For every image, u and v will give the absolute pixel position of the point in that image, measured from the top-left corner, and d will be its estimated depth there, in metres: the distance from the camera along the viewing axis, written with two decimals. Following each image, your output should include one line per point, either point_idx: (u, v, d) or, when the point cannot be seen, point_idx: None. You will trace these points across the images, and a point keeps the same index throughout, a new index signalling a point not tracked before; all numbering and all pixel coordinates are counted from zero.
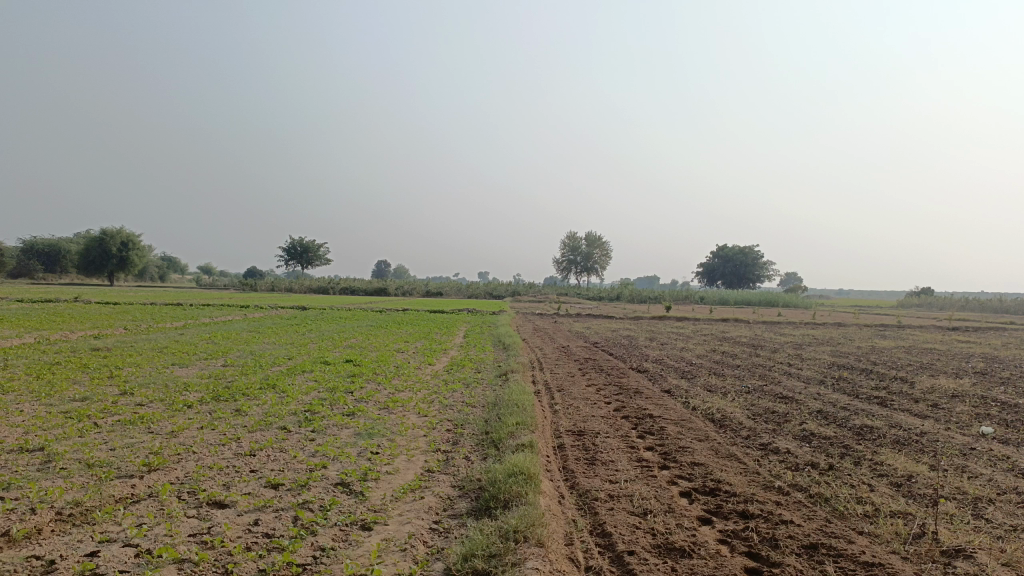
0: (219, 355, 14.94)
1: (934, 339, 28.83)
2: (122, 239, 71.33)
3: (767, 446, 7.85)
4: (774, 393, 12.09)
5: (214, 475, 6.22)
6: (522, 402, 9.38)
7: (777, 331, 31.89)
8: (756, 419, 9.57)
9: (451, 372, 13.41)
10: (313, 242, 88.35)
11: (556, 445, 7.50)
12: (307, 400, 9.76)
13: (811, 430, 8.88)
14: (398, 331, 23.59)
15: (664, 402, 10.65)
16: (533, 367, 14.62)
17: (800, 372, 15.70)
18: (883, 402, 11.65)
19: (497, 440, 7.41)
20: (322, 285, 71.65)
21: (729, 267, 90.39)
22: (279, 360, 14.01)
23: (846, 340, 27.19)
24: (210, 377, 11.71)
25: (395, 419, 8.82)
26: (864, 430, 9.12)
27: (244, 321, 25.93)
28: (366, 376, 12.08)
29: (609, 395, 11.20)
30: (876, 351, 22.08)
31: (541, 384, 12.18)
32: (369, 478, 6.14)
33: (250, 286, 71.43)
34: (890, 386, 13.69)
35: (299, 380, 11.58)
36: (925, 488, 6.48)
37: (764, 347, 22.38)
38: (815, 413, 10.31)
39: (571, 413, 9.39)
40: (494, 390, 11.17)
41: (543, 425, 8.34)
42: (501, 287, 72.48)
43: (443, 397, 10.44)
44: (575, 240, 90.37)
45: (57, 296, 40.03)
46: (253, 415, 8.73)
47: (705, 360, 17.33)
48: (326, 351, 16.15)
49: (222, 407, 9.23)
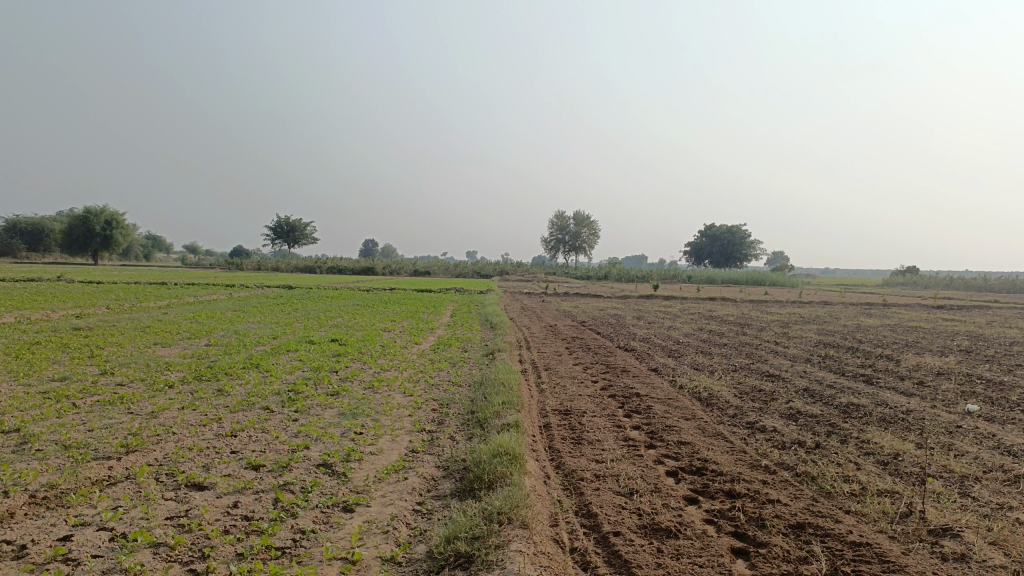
0: (203, 334, 14.78)
1: (920, 318, 29.00)
2: (106, 218, 70.68)
3: (755, 425, 7.81)
4: (761, 371, 12.08)
5: (194, 456, 6.11)
6: (508, 381, 9.31)
7: (765, 309, 31.97)
8: (744, 398, 9.53)
9: (437, 351, 13.31)
10: (299, 221, 87.75)
11: (542, 424, 7.43)
12: (291, 379, 9.65)
13: (798, 409, 8.86)
14: (384, 310, 23.46)
15: (651, 381, 10.60)
16: (520, 346, 14.55)
17: (787, 350, 15.70)
18: (869, 380, 11.66)
19: (482, 420, 7.33)
20: (309, 264, 71.31)
21: (716, 245, 90.55)
22: (264, 339, 13.87)
23: (833, 318, 27.28)
24: (193, 357, 11.57)
25: (379, 398, 8.72)
26: (851, 408, 9.11)
27: (229, 300, 25.72)
28: (352, 356, 11.97)
29: (596, 374, 11.14)
30: (862, 329, 22.15)
31: (528, 363, 12.11)
32: (351, 459, 6.05)
33: (236, 265, 70.96)
34: (876, 364, 13.71)
35: (284, 360, 11.45)
36: (911, 466, 6.46)
37: (751, 325, 22.40)
38: (802, 391, 10.30)
39: (557, 392, 9.32)
40: (480, 370, 11.08)
41: (529, 404, 8.27)
42: (490, 266, 72.39)
43: (429, 377, 10.35)
44: (563, 219, 90.21)
45: (40, 276, 39.60)
46: (236, 395, 8.61)
47: (693, 339, 17.30)
48: (311, 329, 16.01)
49: (204, 386, 9.10)
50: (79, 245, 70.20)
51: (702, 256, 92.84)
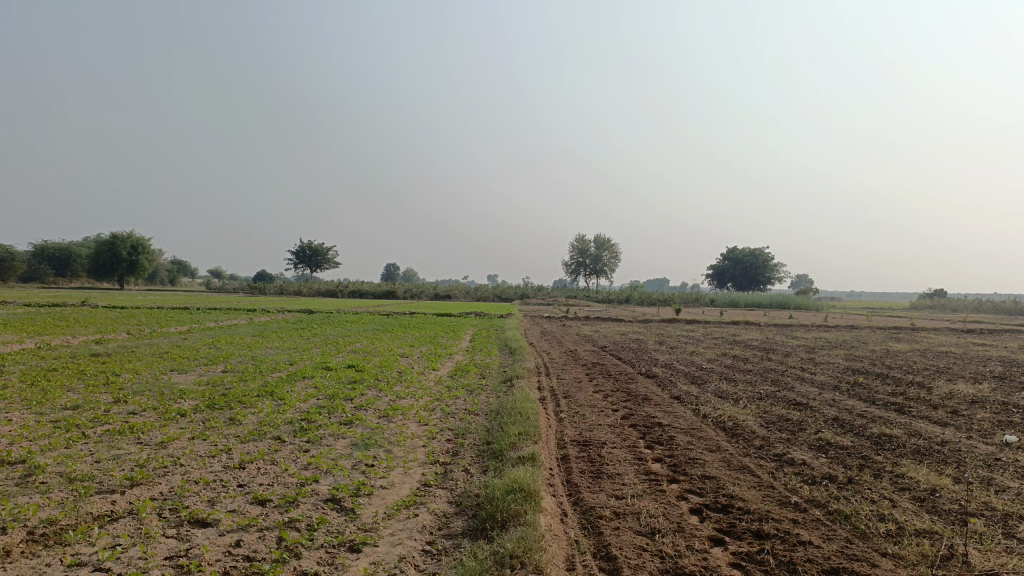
0: (219, 360, 14.66)
1: (949, 342, 28.32)
2: (132, 243, 71.54)
3: (782, 458, 7.49)
4: (787, 400, 11.72)
5: (200, 490, 5.92)
6: (525, 410, 9.06)
7: (790, 334, 31.43)
8: (770, 428, 9.20)
9: (455, 378, 13.07)
10: (321, 245, 88.27)
11: (559, 457, 7.17)
12: (305, 408, 9.46)
13: (827, 440, 8.51)
14: (403, 335, 23.31)
15: (673, 409, 10.29)
16: (539, 373, 14.27)
17: (814, 376, 15.29)
18: (900, 409, 11.25)
19: (498, 452, 7.09)
20: (331, 289, 71.57)
21: (739, 269, 89.76)
22: (280, 366, 13.72)
23: (860, 343, 26.71)
24: (208, 384, 11.44)
25: (393, 428, 8.50)
26: (883, 439, 8.74)
27: (249, 325, 25.68)
28: (368, 383, 11.77)
29: (616, 402, 10.85)
30: (891, 354, 21.60)
31: (547, 391, 11.83)
32: (361, 493, 5.82)
33: (259, 289, 71.38)
34: (907, 391, 13.28)
35: (298, 387, 11.27)
36: (950, 503, 6.11)
37: (776, 351, 21.94)
38: (830, 421, 9.94)
39: (576, 422, 9.05)
40: (497, 398, 10.82)
41: (547, 435, 8.01)
42: (511, 290, 72.26)
43: (445, 405, 10.12)
44: (585, 243, 89.96)
45: (65, 300, 39.97)
46: (247, 424, 8.43)
47: (716, 365, 16.93)
48: (328, 355, 15.85)
49: (216, 415, 8.93)
50: (105, 270, 71.03)
51: (724, 279, 92.06)
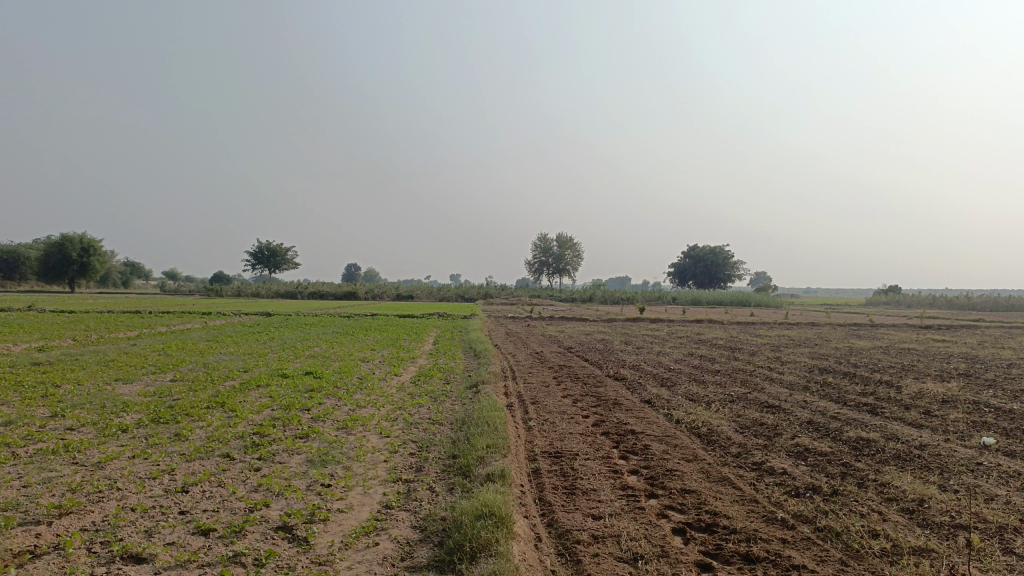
0: (168, 369, 13.90)
1: (909, 339, 28.53)
2: (83, 244, 69.45)
3: (762, 467, 7.17)
4: (760, 402, 11.45)
5: (137, 519, 5.37)
6: (492, 419, 8.61)
7: (754, 332, 31.41)
8: (745, 433, 8.88)
9: (417, 384, 12.55)
10: (280, 246, 86.80)
11: (530, 471, 6.74)
12: (258, 421, 8.89)
13: (805, 446, 8.22)
14: (364, 338, 22.66)
15: (645, 415, 9.93)
16: (505, 377, 13.83)
17: (783, 376, 15.08)
18: (874, 410, 11.04)
19: (464, 468, 6.64)
20: (289, 290, 70.28)
21: (699, 267, 90.47)
22: (233, 373, 13.07)
23: (823, 340, 26.72)
24: (154, 395, 10.77)
25: (352, 442, 7.98)
26: (861, 444, 8.48)
27: (203, 330, 24.78)
28: (326, 391, 11.21)
29: (585, 408, 10.45)
30: (855, 353, 21.53)
31: (514, 397, 11.38)
32: (316, 520, 5.32)
33: (216, 291, 69.82)
34: (876, 391, 13.10)
35: (251, 397, 10.65)
36: (942, 515, 5.81)
37: (741, 350, 21.79)
38: (805, 424, 9.67)
39: (545, 430, 8.64)
40: (462, 406, 10.34)
41: (516, 446, 7.57)
42: (473, 289, 71.84)
43: (407, 414, 9.61)
44: (547, 241, 89.79)
45: (10, 305, 38.46)
46: (194, 440, 7.84)
47: (684, 366, 16.63)
48: (285, 361, 15.17)
49: (161, 431, 8.32)
50: (54, 273, 68.84)
51: (685, 278, 92.64)
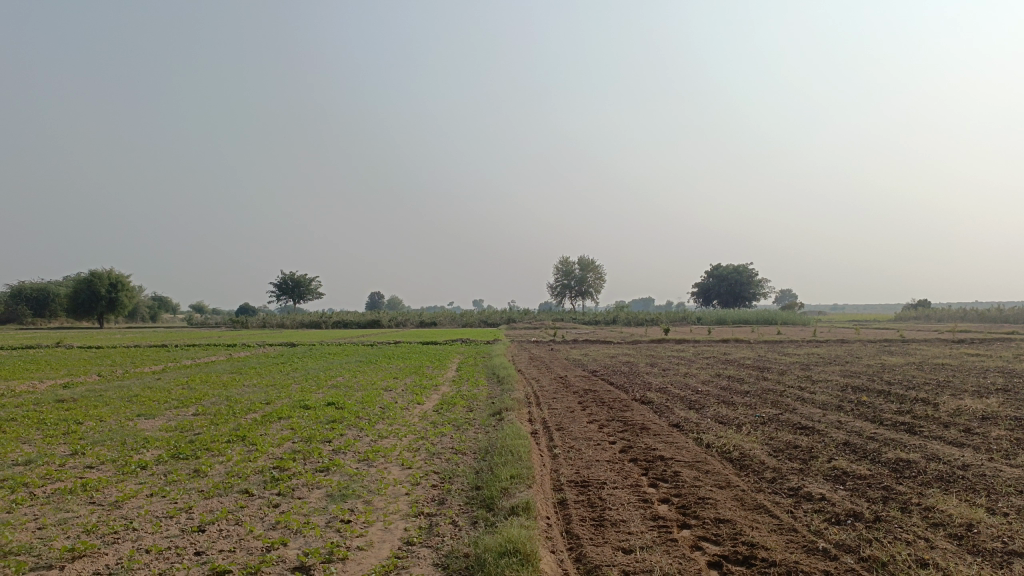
0: (191, 403, 13.83)
1: (942, 354, 27.85)
2: (111, 280, 70.35)
3: (799, 493, 6.87)
4: (793, 424, 11.11)
5: (152, 561, 5.21)
6: (516, 448, 8.38)
7: (782, 351, 30.88)
8: (779, 457, 8.58)
9: (440, 412, 12.34)
10: (304, 276, 87.38)
11: (557, 502, 6.51)
12: (278, 454, 8.73)
13: (843, 470, 7.90)
14: (387, 367, 22.52)
15: (673, 439, 9.65)
16: (530, 403, 13.58)
17: (814, 396, 14.69)
18: (911, 429, 10.66)
19: (488, 501, 6.42)
20: (313, 320, 70.58)
21: (723, 286, 89.73)
22: (255, 406, 12.95)
23: (853, 357, 26.18)
24: (175, 430, 10.66)
25: (374, 474, 7.79)
26: (901, 466, 8.14)
27: (226, 362, 24.81)
28: (348, 422, 11.04)
29: (612, 433, 10.20)
30: (888, 369, 21.00)
31: (539, 423, 11.15)
32: (334, 559, 5.13)
33: (242, 323, 70.37)
34: (913, 409, 12.68)
35: (272, 429, 10.52)
36: (992, 540, 5.49)
37: (770, 369, 21.36)
38: (841, 446, 9.34)
39: (572, 458, 8.40)
40: (486, 434, 10.12)
41: (541, 476, 7.34)
42: (496, 314, 71.69)
43: (429, 444, 9.41)
44: (569, 265, 89.58)
45: (39, 342, 38.93)
46: (213, 477, 7.68)
47: (712, 387, 16.27)
48: (307, 392, 15.04)
49: (180, 467, 8.20)
50: (83, 309, 69.68)
51: (709, 297, 91.85)
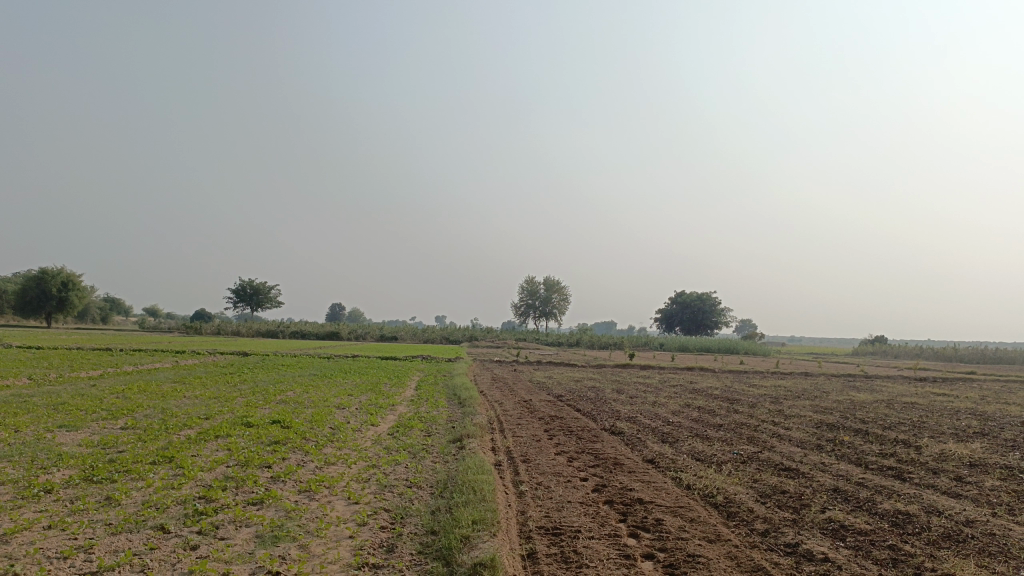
0: (122, 415, 12.56)
1: (909, 392, 27.55)
2: (63, 280, 67.77)
3: (798, 552, 6.10)
4: (775, 464, 10.34)
5: None
6: (478, 484, 7.45)
7: (749, 382, 30.33)
8: (768, 504, 7.79)
9: (396, 437, 11.34)
10: (263, 284, 85.22)
11: (525, 555, 5.63)
12: (208, 481, 7.69)
13: (841, 522, 7.13)
14: (343, 382, 21.34)
15: (650, 479, 8.81)
16: (492, 429, 12.64)
17: (790, 433, 13.94)
18: (900, 475, 9.95)
19: (445, 552, 5.49)
20: (271, 329, 68.72)
21: (687, 313, 89.82)
22: (193, 421, 11.79)
23: (820, 392, 25.67)
24: (96, 446, 9.50)
25: (315, 510, 6.78)
26: (902, 519, 7.40)
27: (171, 370, 23.38)
28: (292, 444, 10.00)
29: (582, 468, 9.33)
30: (860, 407, 20.35)
31: (503, 454, 10.22)
32: None
33: (196, 328, 68.19)
34: (897, 452, 11.98)
35: (206, 451, 9.42)
36: None
37: (740, 401, 20.65)
38: (830, 493, 8.58)
39: (539, 498, 7.52)
40: (445, 465, 9.16)
41: (507, 521, 6.44)
42: (459, 331, 70.58)
43: (380, 475, 8.41)
44: (534, 285, 88.93)
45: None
46: (125, 508, 6.62)
47: (684, 419, 15.46)
48: (253, 408, 13.86)
49: (91, 493, 7.09)
50: (30, 307, 66.87)
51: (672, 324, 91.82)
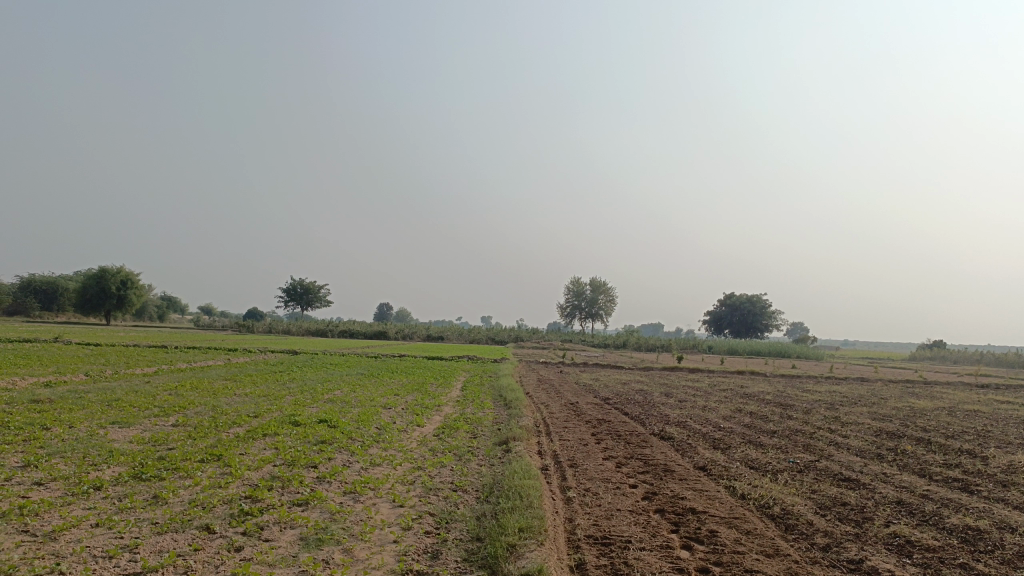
0: (172, 412, 12.70)
1: (971, 399, 26.57)
2: (122, 278, 69.68)
3: (862, 569, 5.79)
4: (833, 473, 9.95)
5: None
6: (524, 490, 7.27)
7: (802, 387, 29.58)
8: (828, 517, 7.45)
9: (442, 438, 11.23)
10: (313, 284, 86.47)
11: (574, 566, 5.44)
12: (253, 480, 7.66)
13: (907, 538, 6.77)
14: (390, 382, 21.40)
15: (702, 487, 8.52)
16: (539, 432, 12.45)
17: (847, 441, 13.47)
18: (967, 488, 9.47)
19: (490, 561, 5.33)
20: (320, 328, 69.58)
21: (736, 315, 88.37)
22: (242, 419, 11.86)
23: (876, 398, 24.90)
24: (146, 444, 9.59)
25: (360, 512, 6.69)
26: (972, 535, 6.99)
27: (222, 368, 23.67)
28: (338, 444, 9.96)
29: (631, 474, 9.09)
30: (919, 414, 19.64)
31: (550, 458, 10.01)
32: None
33: (248, 327, 69.43)
34: (962, 463, 11.46)
35: (254, 449, 9.42)
36: None
37: (793, 407, 20.11)
38: (893, 505, 8.20)
39: (588, 505, 7.32)
40: (491, 469, 9.01)
41: (554, 529, 6.25)
42: (504, 332, 70.55)
43: (425, 477, 8.29)
44: (580, 287, 88.47)
45: (40, 336, 38.13)
46: (172, 507, 6.61)
47: (735, 424, 15.06)
48: (300, 407, 13.91)
49: (139, 492, 7.11)
50: (92, 305, 68.88)
51: (721, 326, 90.40)
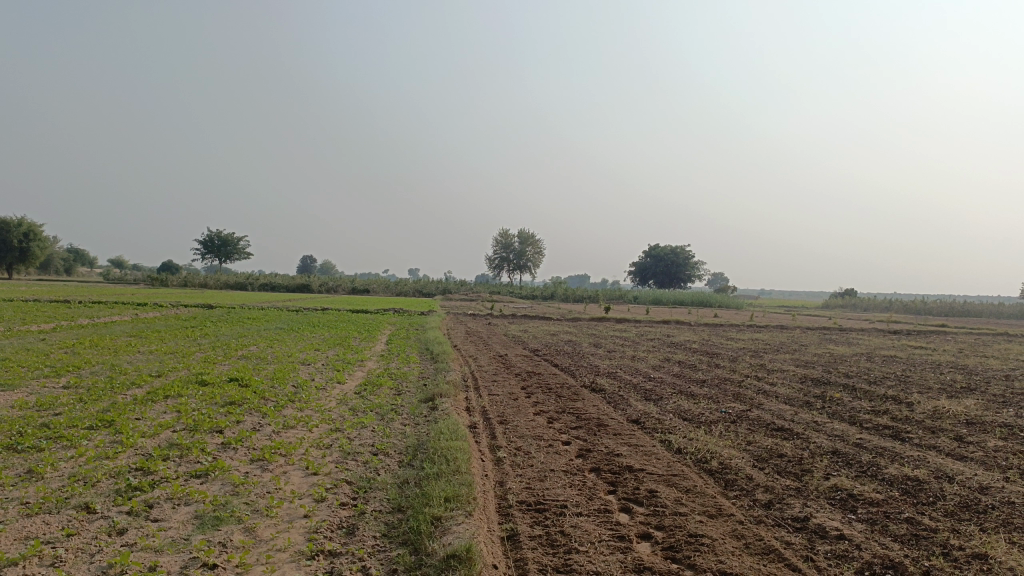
0: (65, 373, 11.61)
1: (885, 345, 27.43)
2: (25, 230, 65.51)
3: (809, 528, 5.46)
4: (766, 424, 9.72)
5: None
6: (452, 453, 6.68)
7: (726, 335, 30.00)
8: (768, 471, 7.16)
9: (363, 396, 10.55)
10: (231, 236, 83.33)
11: (505, 538, 4.95)
12: (147, 450, 6.86)
13: (849, 492, 6.50)
14: (310, 336, 20.48)
15: (638, 442, 8.12)
16: (467, 387, 11.88)
17: (776, 389, 13.38)
18: (898, 436, 9.38)
19: (413, 538, 4.77)
20: (239, 281, 67.23)
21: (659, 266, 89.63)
22: (142, 380, 10.91)
23: (798, 345, 25.37)
24: (29, 409, 8.62)
25: (267, 484, 6.00)
26: (913, 487, 6.79)
27: (129, 324, 22.27)
28: (249, 406, 9.17)
29: (563, 431, 8.62)
30: (840, 361, 19.96)
31: (479, 415, 9.47)
32: None
33: (163, 280, 66.48)
34: (890, 410, 11.46)
35: (153, 413, 8.57)
36: None
37: (720, 355, 20.18)
38: (829, 456, 7.97)
39: (519, 466, 6.81)
40: (416, 429, 8.39)
41: (483, 496, 5.72)
42: (431, 284, 69.58)
43: (343, 440, 7.64)
44: (507, 238, 87.93)
45: None
46: (48, 483, 5.79)
47: (666, 375, 14.88)
48: (210, 365, 12.96)
49: (11, 466, 6.23)
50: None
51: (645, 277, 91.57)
